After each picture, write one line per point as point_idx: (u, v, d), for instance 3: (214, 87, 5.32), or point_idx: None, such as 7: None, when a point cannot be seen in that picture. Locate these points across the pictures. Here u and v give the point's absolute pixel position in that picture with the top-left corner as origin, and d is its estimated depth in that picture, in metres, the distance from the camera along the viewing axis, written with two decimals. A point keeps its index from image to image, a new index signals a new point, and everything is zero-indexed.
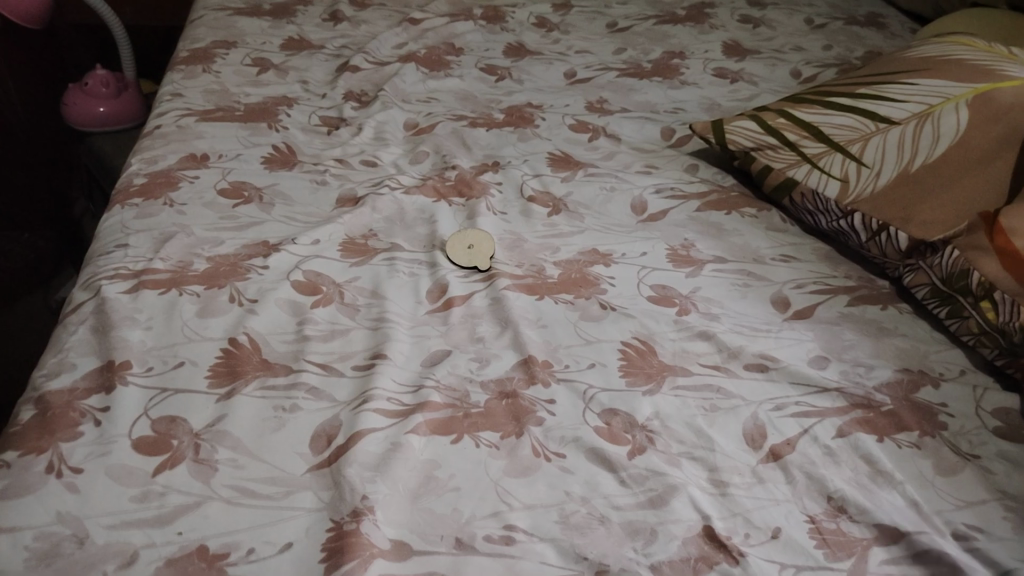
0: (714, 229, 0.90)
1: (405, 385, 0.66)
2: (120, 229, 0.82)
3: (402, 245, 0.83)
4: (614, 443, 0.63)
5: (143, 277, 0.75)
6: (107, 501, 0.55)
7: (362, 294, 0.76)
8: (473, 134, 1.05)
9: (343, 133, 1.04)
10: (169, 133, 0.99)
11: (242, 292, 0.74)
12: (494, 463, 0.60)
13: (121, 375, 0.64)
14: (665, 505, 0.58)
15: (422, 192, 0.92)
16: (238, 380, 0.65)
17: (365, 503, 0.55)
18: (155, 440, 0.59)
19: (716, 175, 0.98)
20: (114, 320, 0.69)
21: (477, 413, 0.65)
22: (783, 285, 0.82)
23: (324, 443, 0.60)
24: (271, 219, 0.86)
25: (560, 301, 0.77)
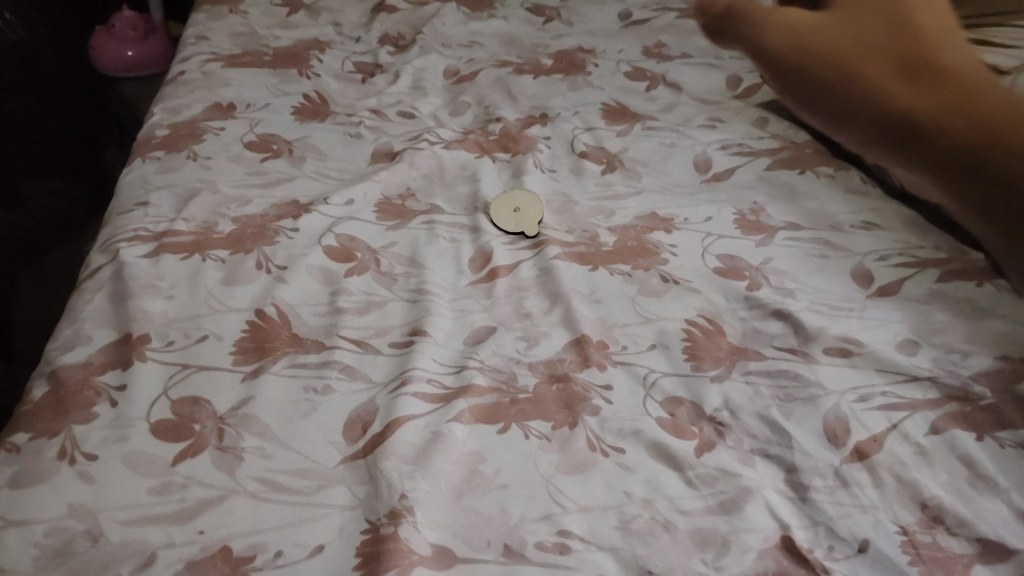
0: (786, 191, 0.81)
1: (447, 366, 0.60)
2: (140, 186, 0.77)
3: (442, 207, 0.77)
4: (679, 437, 0.56)
5: (165, 240, 0.69)
6: (123, 493, 0.50)
7: (400, 262, 0.69)
8: (519, 82, 0.97)
9: (378, 80, 0.96)
10: (193, 80, 0.92)
11: (270, 258, 0.68)
12: (545, 457, 0.54)
13: (140, 350, 0.59)
14: (738, 511, 0.52)
15: (464, 147, 0.85)
16: (266, 357, 0.60)
17: (404, 503, 0.50)
18: (176, 425, 0.54)
19: (788, 129, 0.89)
20: (133, 289, 0.64)
21: (525, 399, 0.58)
22: (864, 256, 0.74)
23: (358, 432, 0.55)
24: (301, 175, 0.79)
25: (617, 271, 0.70)
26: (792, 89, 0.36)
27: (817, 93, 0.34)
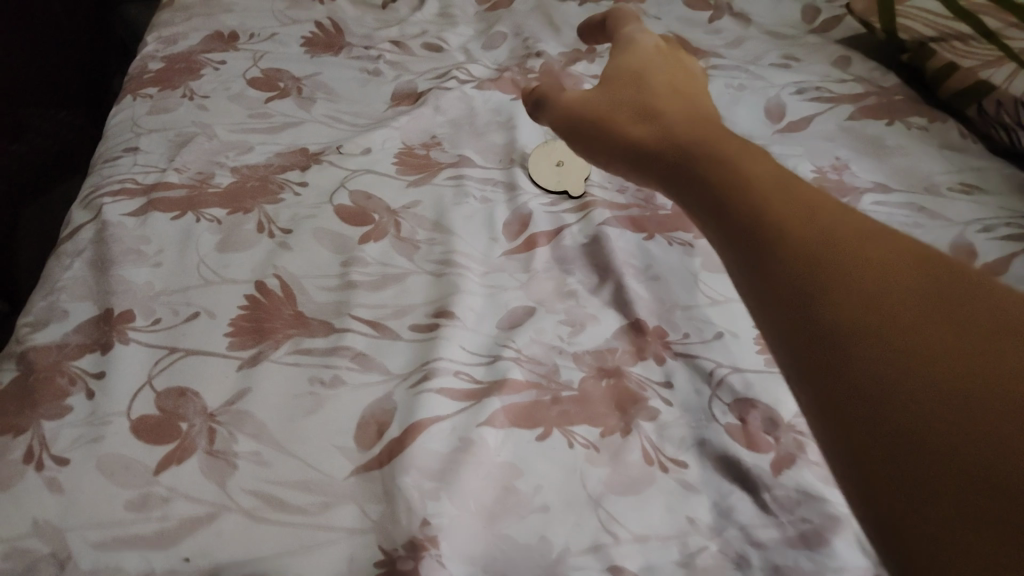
0: (873, 146, 0.70)
1: (478, 355, 0.51)
2: (129, 129, 0.67)
3: (473, 159, 0.67)
4: (752, 449, 0.47)
5: (154, 195, 0.60)
6: (96, 507, 0.42)
7: (423, 226, 0.60)
8: (562, 9, 0.85)
9: (401, 7, 0.85)
10: (193, 6, 0.82)
11: (273, 220, 0.59)
12: (593, 472, 0.46)
13: (122, 330, 0.51)
14: (827, 547, 0.43)
15: (498, 86, 0.74)
16: (266, 341, 0.51)
17: (426, 533, 0.42)
18: (160, 423, 0.46)
19: (873, 71, 0.77)
20: (115, 254, 0.55)
21: (569, 398, 0.49)
22: (965, 225, 0.63)
23: (372, 436, 0.46)
24: (312, 118, 0.69)
25: (676, 241, 0.60)
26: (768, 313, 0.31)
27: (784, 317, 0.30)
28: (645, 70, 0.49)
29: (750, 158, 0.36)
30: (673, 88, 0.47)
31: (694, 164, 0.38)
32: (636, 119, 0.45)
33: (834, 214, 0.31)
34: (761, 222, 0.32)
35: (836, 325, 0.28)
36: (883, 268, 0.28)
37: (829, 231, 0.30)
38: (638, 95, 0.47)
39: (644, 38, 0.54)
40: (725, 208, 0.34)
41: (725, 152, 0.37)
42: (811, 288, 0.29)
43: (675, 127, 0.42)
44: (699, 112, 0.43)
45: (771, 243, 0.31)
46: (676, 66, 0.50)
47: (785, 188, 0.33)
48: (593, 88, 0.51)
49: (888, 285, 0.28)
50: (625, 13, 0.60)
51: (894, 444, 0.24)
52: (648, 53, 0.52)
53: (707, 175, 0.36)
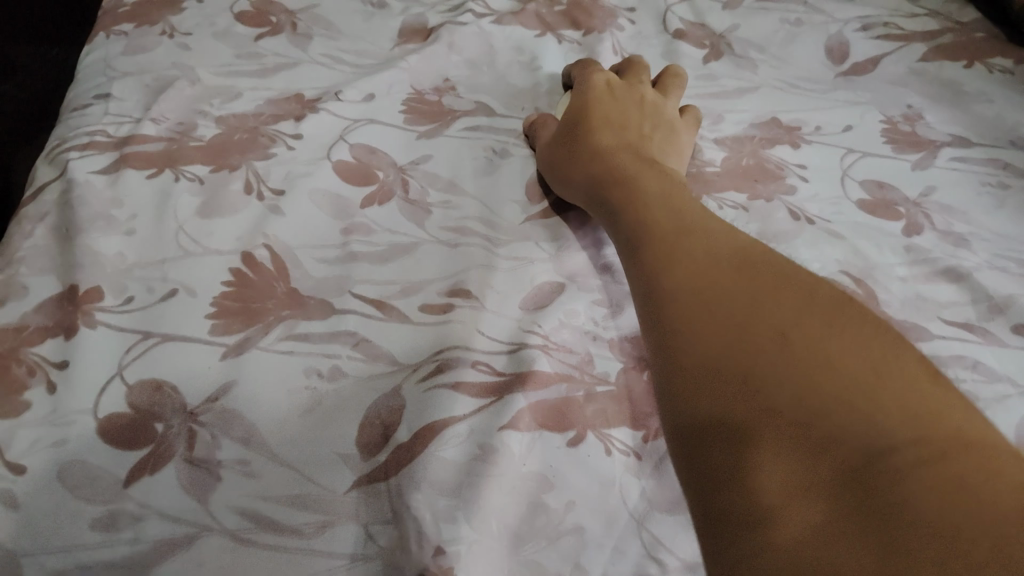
0: (950, 91, 0.61)
1: (500, 342, 0.44)
2: (101, 71, 0.59)
3: (491, 107, 0.58)
4: None
5: (128, 149, 0.52)
6: (58, 528, 0.37)
7: (435, 186, 0.52)
8: None
9: None
10: None
11: (263, 178, 0.51)
12: (635, 485, 0.39)
13: (88, 311, 0.44)
14: None
15: (521, 20, 0.65)
16: (255, 324, 0.44)
17: (440, 563, 0.36)
18: (130, 424, 0.40)
19: (948, 6, 0.68)
20: (82, 220, 0.48)
21: (605, 394, 0.42)
22: None
23: (378, 441, 0.40)
24: (309, 59, 0.61)
25: (728, 205, 0.51)
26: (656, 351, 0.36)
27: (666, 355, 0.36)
28: (605, 133, 0.51)
29: (675, 235, 0.40)
30: (630, 149, 0.50)
31: (633, 236, 0.42)
32: (593, 181, 0.48)
33: (734, 288, 0.36)
34: (675, 298, 0.36)
35: (721, 385, 0.33)
36: (761, 340, 0.33)
37: (725, 304, 0.35)
38: (599, 155, 0.49)
39: (615, 89, 0.55)
40: (650, 279, 0.39)
41: (656, 227, 0.41)
42: (706, 357, 0.34)
43: (622, 194, 0.45)
44: (644, 176, 0.46)
45: (677, 315, 0.36)
46: (637, 127, 0.52)
47: (699, 260, 0.38)
48: (558, 138, 0.52)
49: (764, 357, 0.32)
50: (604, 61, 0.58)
51: (755, 494, 0.29)
52: (615, 109, 0.53)
53: (643, 248, 0.41)
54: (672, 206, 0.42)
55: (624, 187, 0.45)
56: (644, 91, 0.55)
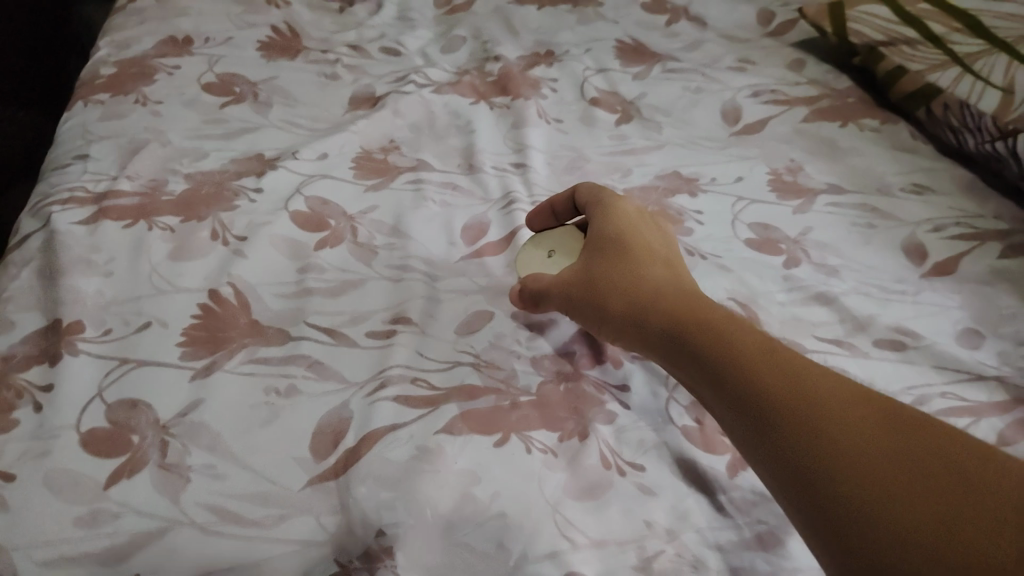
0: (827, 146, 0.71)
1: (436, 361, 0.51)
2: (79, 135, 0.66)
3: (431, 163, 0.66)
4: (709, 451, 0.48)
5: (106, 204, 0.59)
6: (43, 526, 0.42)
7: (381, 231, 0.60)
8: (522, 13, 0.85)
9: (358, 10, 0.84)
10: (145, 9, 0.80)
11: (227, 227, 0.58)
12: (551, 477, 0.46)
13: (71, 341, 0.50)
14: (780, 548, 0.44)
15: (457, 89, 0.74)
16: (220, 350, 0.50)
17: (381, 542, 0.42)
18: (109, 436, 0.45)
19: (827, 74, 0.79)
20: (64, 264, 0.54)
21: (528, 402, 0.49)
22: (917, 225, 0.64)
23: (329, 445, 0.46)
24: (268, 124, 0.68)
25: None
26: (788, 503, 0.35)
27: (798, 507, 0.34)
28: (633, 262, 0.48)
29: (764, 363, 0.38)
30: (666, 275, 0.47)
31: (706, 366, 0.40)
32: (642, 322, 0.45)
33: (847, 420, 0.34)
34: (790, 438, 0.35)
35: (858, 533, 0.31)
36: (889, 477, 0.32)
37: (842, 441, 0.34)
38: (633, 292, 0.46)
39: (621, 212, 0.52)
40: (750, 415, 0.37)
41: (733, 354, 0.39)
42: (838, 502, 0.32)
43: (679, 329, 0.42)
44: (700, 306, 0.43)
45: (795, 456, 0.35)
46: (656, 250, 0.49)
47: (801, 393, 0.36)
48: (580, 283, 0.48)
49: (899, 497, 0.31)
50: (565, 201, 0.55)
51: None
52: (631, 235, 0.50)
53: (727, 380, 0.39)
54: (742, 332, 0.41)
55: (679, 321, 0.43)
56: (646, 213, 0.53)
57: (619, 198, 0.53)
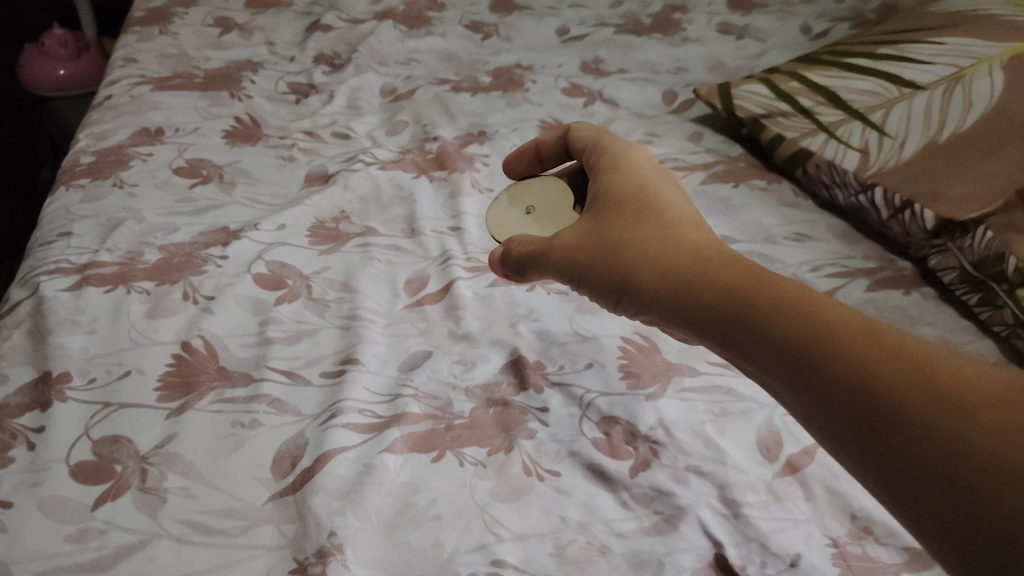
0: (722, 203, 0.82)
1: (381, 394, 0.59)
2: (62, 215, 0.74)
3: (377, 229, 0.76)
4: (614, 458, 0.56)
5: (88, 272, 0.67)
6: (38, 543, 0.48)
7: (333, 287, 0.68)
8: (457, 99, 0.97)
9: (312, 101, 0.95)
10: (120, 104, 0.90)
11: (197, 288, 0.67)
12: (480, 485, 0.54)
13: (60, 389, 0.57)
14: (673, 532, 0.52)
15: (401, 166, 0.84)
16: (192, 392, 0.58)
17: (332, 541, 0.48)
18: (96, 467, 0.52)
19: (722, 144, 0.91)
20: (52, 324, 0.62)
21: (460, 425, 0.58)
22: (798, 268, 0.74)
23: (287, 467, 0.53)
24: (232, 201, 0.78)
25: (554, 290, 0.71)
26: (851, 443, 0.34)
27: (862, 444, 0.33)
28: (625, 216, 0.49)
29: (793, 315, 0.37)
30: (663, 224, 0.47)
31: (720, 325, 0.40)
32: (646, 282, 0.45)
33: (871, 351, 0.34)
34: (818, 382, 0.35)
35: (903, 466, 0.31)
36: (932, 401, 0.31)
37: (869, 374, 0.33)
38: (628, 248, 0.47)
39: (613, 167, 0.54)
40: (784, 374, 0.37)
41: (761, 306, 0.39)
42: (880, 439, 0.32)
43: (685, 291, 0.42)
44: (724, 263, 0.42)
45: (850, 393, 0.34)
46: (651, 191, 0.50)
47: (817, 333, 0.36)
48: (575, 244, 0.50)
49: (931, 420, 0.31)
50: (550, 144, 0.62)
51: None
52: (622, 187, 0.51)
53: (742, 337, 0.39)
54: (752, 280, 0.40)
55: (685, 276, 0.43)
56: (641, 155, 0.55)
57: (609, 152, 0.55)
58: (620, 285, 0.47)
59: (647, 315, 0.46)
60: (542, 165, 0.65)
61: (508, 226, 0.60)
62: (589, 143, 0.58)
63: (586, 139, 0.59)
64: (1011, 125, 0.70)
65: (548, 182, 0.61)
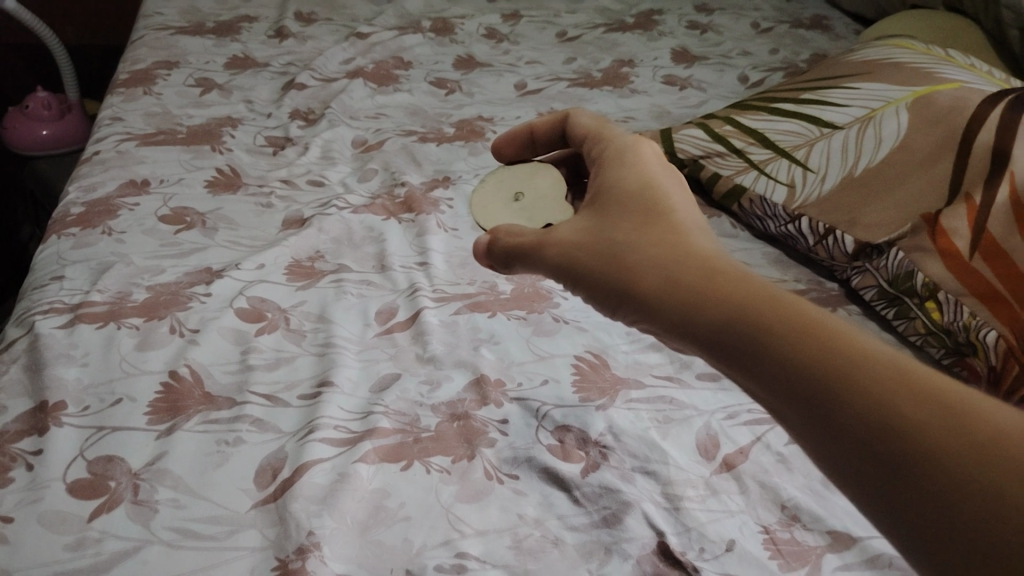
0: None
1: (354, 412, 0.65)
2: (55, 261, 0.79)
3: (350, 266, 0.82)
4: (567, 461, 0.62)
5: (80, 311, 0.72)
6: (39, 551, 0.52)
7: (309, 319, 0.75)
8: (424, 149, 1.05)
9: (288, 152, 1.02)
10: (107, 159, 0.96)
11: (183, 323, 0.72)
12: (446, 488, 0.59)
13: (56, 416, 0.62)
14: (620, 524, 0.57)
15: (371, 210, 0.91)
16: (179, 415, 0.63)
17: (311, 539, 0.54)
18: (91, 483, 0.57)
19: None
20: (48, 358, 0.67)
21: (427, 437, 0.63)
22: None
23: (269, 477, 0.59)
24: (213, 245, 0.84)
25: (513, 316, 0.78)
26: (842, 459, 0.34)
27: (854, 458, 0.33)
28: (625, 219, 0.49)
29: (788, 326, 0.37)
30: (664, 230, 0.47)
31: (713, 332, 0.40)
32: (641, 291, 0.45)
33: (870, 363, 0.34)
34: (812, 387, 0.35)
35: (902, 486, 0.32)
36: (925, 419, 0.32)
37: (869, 390, 0.33)
38: (627, 254, 0.47)
39: (617, 167, 0.54)
40: (778, 383, 0.37)
41: (755, 316, 0.39)
42: (878, 459, 0.32)
43: (682, 300, 0.42)
44: (716, 274, 0.43)
45: (846, 407, 0.34)
46: (652, 193, 0.51)
47: (817, 345, 0.36)
48: (574, 245, 0.51)
49: (932, 442, 0.31)
50: (545, 129, 0.65)
51: None
52: (624, 189, 0.52)
53: (738, 345, 0.39)
54: (753, 290, 0.40)
55: (685, 284, 0.43)
56: (647, 154, 0.55)
57: (614, 150, 0.56)
58: (616, 291, 0.47)
59: (639, 324, 0.46)
60: (534, 149, 0.68)
61: (499, 211, 0.67)
62: (594, 138, 0.59)
63: (593, 133, 0.60)
64: (915, 158, 0.80)
65: (541, 168, 0.67)
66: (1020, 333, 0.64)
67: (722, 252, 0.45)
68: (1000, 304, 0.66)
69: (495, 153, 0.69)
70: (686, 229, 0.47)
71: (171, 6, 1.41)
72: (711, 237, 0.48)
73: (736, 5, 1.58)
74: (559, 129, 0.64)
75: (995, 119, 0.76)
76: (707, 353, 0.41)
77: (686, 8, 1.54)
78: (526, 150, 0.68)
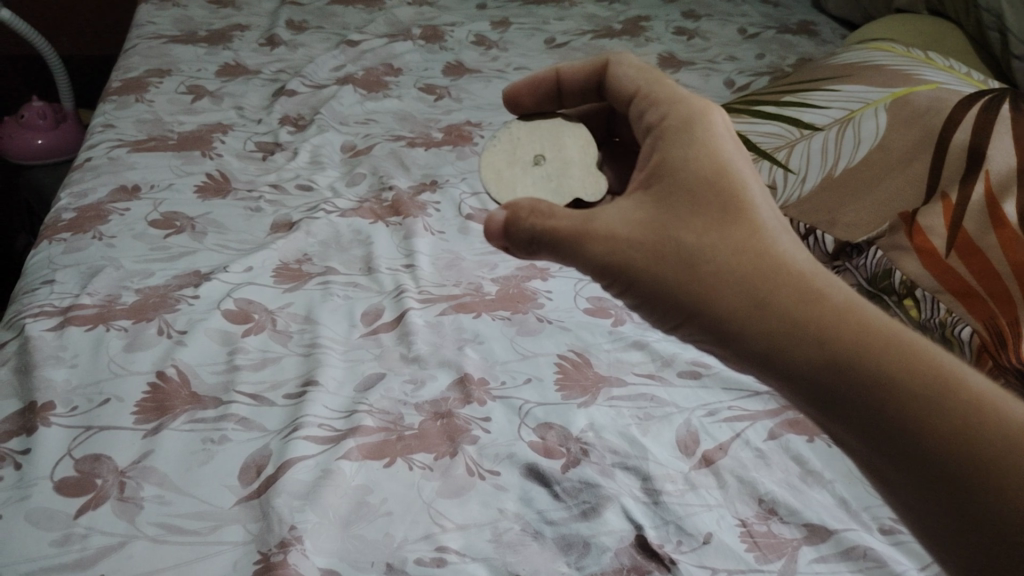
0: None
1: (338, 411, 0.66)
2: (46, 266, 0.80)
3: (337, 268, 0.84)
4: (548, 457, 0.63)
5: (70, 314, 0.73)
6: (24, 547, 0.53)
7: (295, 320, 0.76)
8: (412, 154, 1.06)
9: (277, 158, 1.04)
10: (99, 165, 0.97)
11: (171, 324, 0.73)
12: (427, 485, 0.60)
13: (44, 416, 0.62)
14: (599, 516, 0.58)
15: (359, 214, 0.93)
16: (166, 415, 0.64)
17: (293, 533, 0.55)
18: (78, 481, 0.58)
19: None
20: (37, 359, 0.68)
21: (411, 435, 0.64)
22: None
23: (253, 475, 0.59)
24: (203, 248, 0.85)
25: (498, 317, 0.79)
26: (927, 487, 0.38)
27: (938, 490, 0.37)
28: (696, 219, 0.48)
29: (890, 361, 0.40)
30: (742, 238, 0.47)
31: (811, 356, 0.42)
32: (719, 304, 0.46)
33: (966, 404, 0.38)
34: (909, 420, 0.38)
35: (996, 548, 0.35)
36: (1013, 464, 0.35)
37: (981, 447, 0.36)
38: (704, 264, 0.47)
39: (682, 143, 0.51)
40: (874, 411, 0.39)
41: (855, 349, 0.41)
42: (975, 518, 0.36)
43: (771, 327, 0.43)
44: (806, 293, 0.44)
45: (938, 445, 0.37)
46: (727, 181, 0.49)
47: (919, 382, 0.39)
48: (633, 243, 0.49)
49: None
50: (577, 76, 0.62)
51: None
52: (694, 177, 0.50)
53: (835, 378, 0.41)
54: (860, 325, 0.41)
55: (773, 308, 0.44)
56: (718, 126, 0.52)
57: (679, 119, 0.53)
58: (685, 304, 0.47)
59: (708, 336, 0.47)
60: (557, 102, 0.65)
61: (530, 177, 0.62)
62: (651, 102, 0.56)
63: (648, 94, 0.56)
64: (892, 157, 0.81)
65: (567, 127, 0.64)
66: (993, 328, 0.65)
67: (807, 263, 0.46)
68: (974, 299, 0.68)
69: (514, 99, 0.64)
70: (768, 234, 0.47)
71: (164, 15, 1.42)
72: (794, 239, 0.47)
73: (723, 10, 1.60)
74: (597, 79, 0.62)
75: (971, 117, 0.77)
76: (794, 379, 0.43)
77: (673, 14, 1.57)
78: (547, 100, 0.65)
